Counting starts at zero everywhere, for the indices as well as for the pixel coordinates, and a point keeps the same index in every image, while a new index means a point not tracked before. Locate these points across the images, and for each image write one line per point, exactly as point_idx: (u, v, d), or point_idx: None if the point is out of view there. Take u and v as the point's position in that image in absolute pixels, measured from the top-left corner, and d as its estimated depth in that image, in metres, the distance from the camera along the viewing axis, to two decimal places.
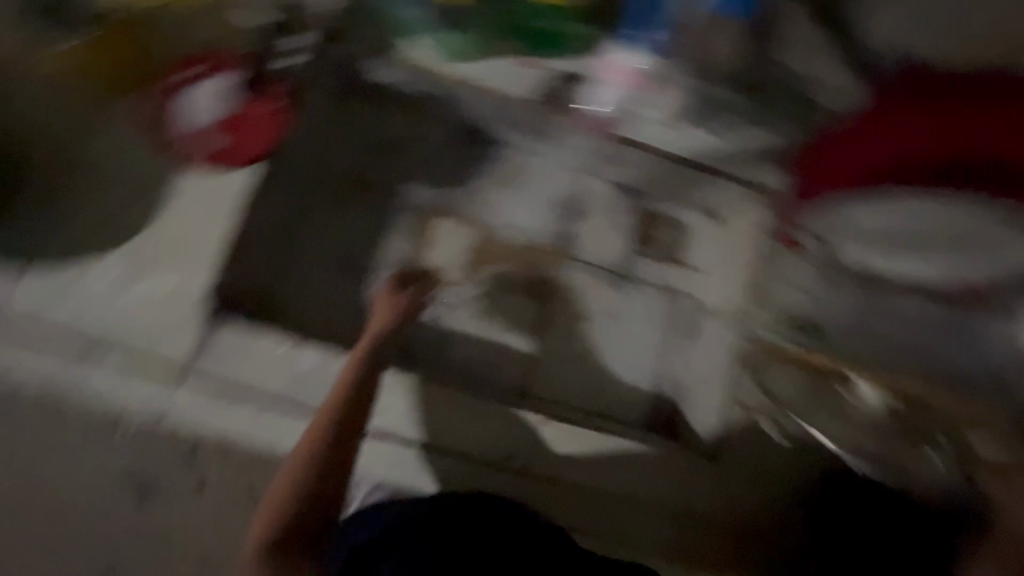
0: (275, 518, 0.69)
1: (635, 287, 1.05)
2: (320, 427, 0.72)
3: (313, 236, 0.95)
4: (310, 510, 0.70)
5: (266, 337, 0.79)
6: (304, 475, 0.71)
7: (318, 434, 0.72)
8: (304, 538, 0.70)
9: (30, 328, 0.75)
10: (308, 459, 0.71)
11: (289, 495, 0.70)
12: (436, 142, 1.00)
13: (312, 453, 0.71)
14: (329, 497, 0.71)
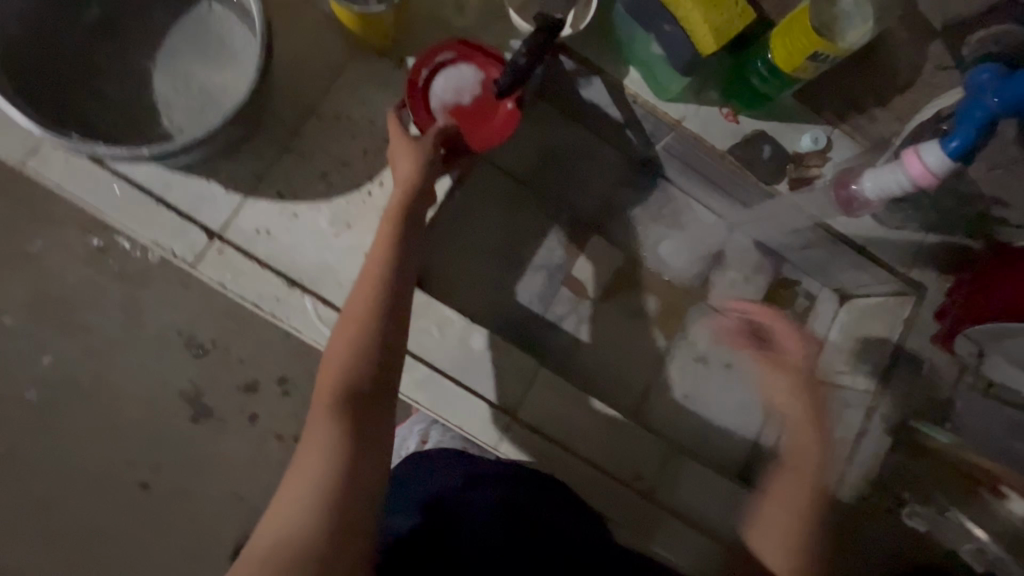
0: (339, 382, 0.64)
1: (750, 349, 1.09)
2: (373, 282, 0.67)
3: (479, 219, 1.02)
4: (386, 364, 0.65)
5: (445, 309, 0.82)
6: (367, 330, 0.65)
7: (376, 288, 0.67)
8: (366, 391, 0.63)
9: (252, 256, 0.77)
10: (366, 312, 0.66)
11: (358, 352, 0.64)
12: (606, 174, 1.06)
13: (369, 308, 0.66)
14: (393, 352, 0.66)
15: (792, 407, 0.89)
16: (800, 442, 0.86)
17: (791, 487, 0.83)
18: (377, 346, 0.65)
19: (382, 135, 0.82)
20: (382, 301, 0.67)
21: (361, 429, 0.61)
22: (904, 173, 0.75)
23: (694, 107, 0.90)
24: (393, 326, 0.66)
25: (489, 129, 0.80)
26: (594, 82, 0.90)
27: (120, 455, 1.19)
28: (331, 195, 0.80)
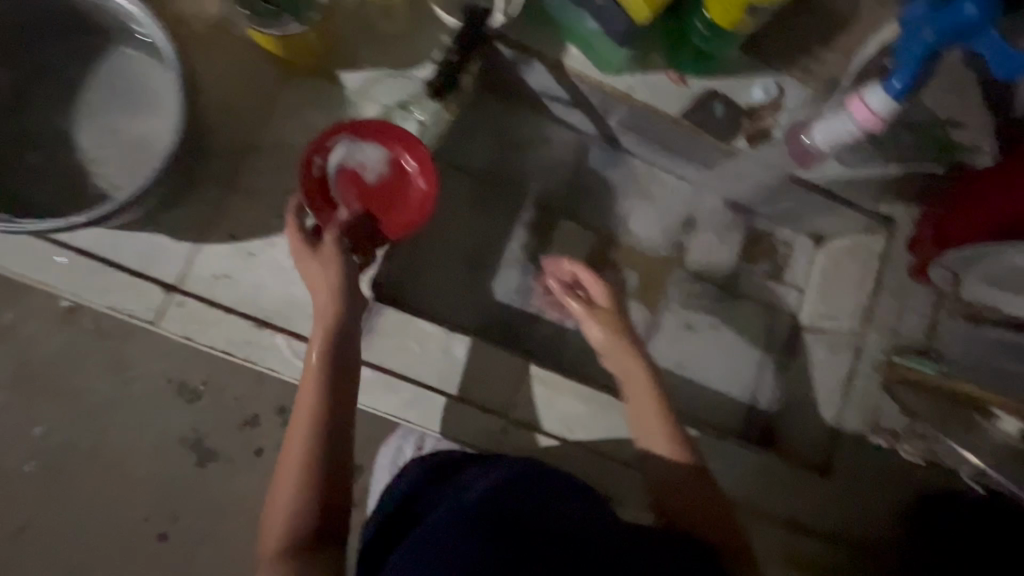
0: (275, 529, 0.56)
1: (733, 305, 1.09)
2: (308, 424, 0.60)
3: (440, 221, 1.00)
4: (332, 515, 0.58)
5: (424, 323, 0.81)
6: (308, 478, 0.58)
7: (309, 430, 0.59)
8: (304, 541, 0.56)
9: (215, 303, 0.74)
10: (302, 460, 0.58)
11: (300, 504, 0.57)
12: (563, 154, 1.05)
13: (304, 452, 0.59)
14: (338, 498, 0.59)
15: (633, 363, 0.76)
16: (635, 370, 0.76)
17: (636, 392, 0.75)
18: (322, 488, 0.58)
19: None
20: (317, 445, 0.59)
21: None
22: (839, 124, 0.78)
23: (640, 77, 0.89)
24: (334, 471, 0.59)
25: (397, 210, 0.77)
26: (535, 66, 0.89)
27: (119, 521, 1.05)
28: (286, 228, 0.78)
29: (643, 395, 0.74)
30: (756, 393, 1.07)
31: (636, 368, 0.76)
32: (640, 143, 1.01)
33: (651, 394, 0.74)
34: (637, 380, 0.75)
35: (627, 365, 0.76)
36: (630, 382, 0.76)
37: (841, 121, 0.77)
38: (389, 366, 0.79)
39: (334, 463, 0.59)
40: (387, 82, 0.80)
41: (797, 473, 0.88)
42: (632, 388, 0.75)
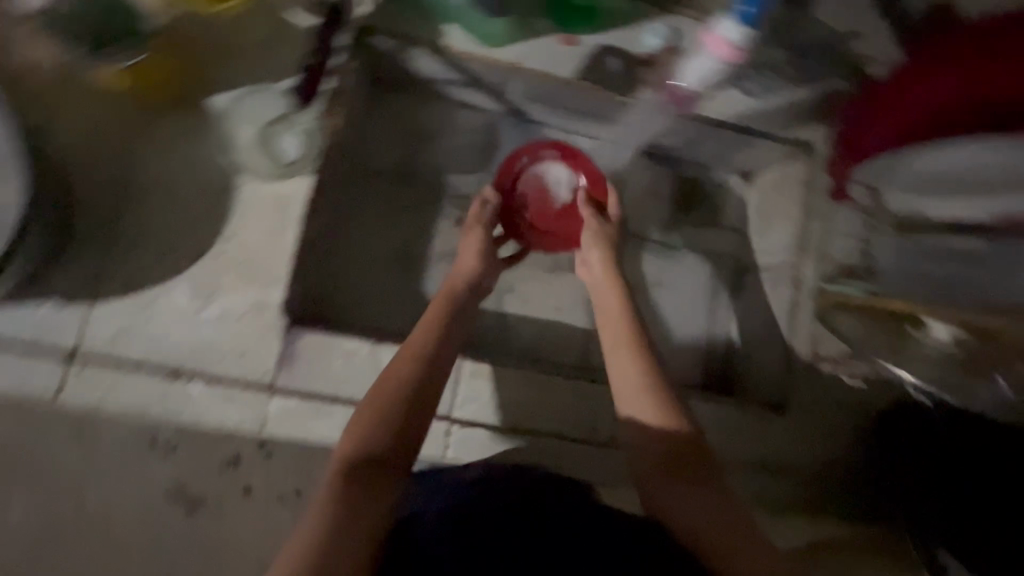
0: (357, 431, 0.57)
1: (674, 259, 1.07)
2: (410, 356, 0.63)
3: (356, 228, 0.93)
4: (402, 456, 0.57)
5: (348, 342, 0.77)
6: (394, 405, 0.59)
7: (409, 364, 0.62)
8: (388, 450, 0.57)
9: (119, 364, 0.71)
10: (396, 389, 0.60)
11: (378, 429, 0.57)
12: (472, 137, 1.01)
13: (398, 383, 0.60)
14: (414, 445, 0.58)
15: (611, 329, 0.71)
16: (612, 339, 0.70)
17: (618, 368, 0.67)
18: (411, 406, 0.59)
19: (211, 186, 0.76)
20: (422, 367, 0.62)
21: (371, 480, 0.54)
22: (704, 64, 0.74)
23: (530, 45, 0.87)
24: (418, 417, 0.59)
25: (555, 241, 0.88)
26: (417, 54, 0.85)
27: None
28: (181, 268, 0.74)
29: (622, 368, 0.66)
30: (712, 344, 1.04)
31: (617, 336, 0.69)
32: (546, 112, 0.98)
33: (633, 369, 0.66)
34: (612, 356, 0.68)
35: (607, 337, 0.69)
36: (611, 359, 0.68)
37: (702, 61, 0.74)
38: (321, 388, 0.75)
39: (422, 407, 0.60)
40: (259, 96, 0.76)
41: (753, 414, 0.88)
42: (612, 361, 0.68)
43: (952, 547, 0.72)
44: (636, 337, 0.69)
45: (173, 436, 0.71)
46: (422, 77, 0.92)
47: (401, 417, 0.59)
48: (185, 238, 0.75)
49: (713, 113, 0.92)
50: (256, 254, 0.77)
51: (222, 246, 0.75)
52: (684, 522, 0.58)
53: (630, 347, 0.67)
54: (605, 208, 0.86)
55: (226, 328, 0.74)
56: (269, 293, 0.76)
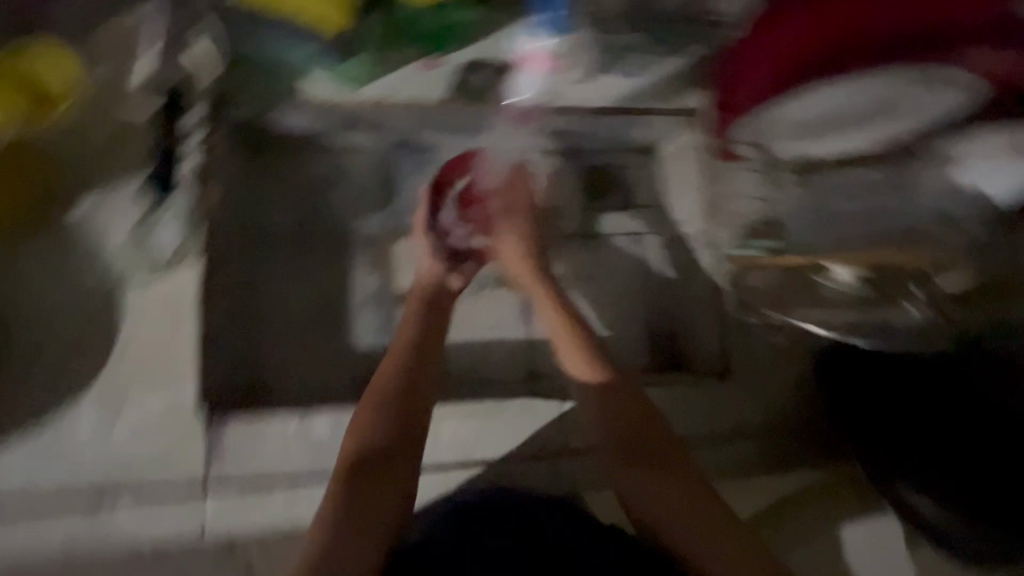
0: (360, 425, 0.73)
1: (600, 249, 1.05)
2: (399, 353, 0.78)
3: (266, 300, 0.90)
4: (403, 433, 0.73)
5: (276, 421, 0.75)
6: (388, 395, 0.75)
7: (398, 359, 0.77)
8: (385, 438, 0.72)
9: (39, 505, 0.69)
10: (389, 382, 0.75)
11: (376, 415, 0.73)
12: (367, 177, 0.98)
13: (390, 376, 0.76)
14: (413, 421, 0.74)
15: (555, 326, 0.83)
16: (556, 334, 0.84)
17: (577, 368, 0.80)
18: (400, 401, 0.75)
19: (93, 301, 0.73)
20: (407, 366, 0.77)
21: (377, 460, 0.71)
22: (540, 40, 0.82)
23: (391, 79, 0.84)
24: (412, 400, 0.75)
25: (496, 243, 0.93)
26: (279, 113, 0.83)
27: None
28: (79, 392, 0.71)
29: (582, 367, 0.79)
30: (654, 326, 1.03)
31: (568, 340, 0.81)
32: (433, 137, 0.95)
33: (598, 377, 0.79)
34: (566, 353, 0.81)
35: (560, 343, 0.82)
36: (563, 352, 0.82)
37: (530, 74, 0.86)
38: (255, 476, 0.73)
39: (411, 393, 0.75)
40: (120, 200, 0.75)
41: (700, 388, 0.88)
42: (565, 355, 0.82)
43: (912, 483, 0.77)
44: (575, 330, 0.82)
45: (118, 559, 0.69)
46: (296, 131, 0.89)
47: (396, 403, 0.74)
48: (78, 360, 0.72)
49: (595, 101, 0.90)
50: (156, 358, 0.74)
51: (118, 359, 0.73)
52: (651, 500, 0.74)
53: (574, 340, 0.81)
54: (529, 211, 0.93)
55: (141, 441, 0.72)
56: (178, 396, 0.73)
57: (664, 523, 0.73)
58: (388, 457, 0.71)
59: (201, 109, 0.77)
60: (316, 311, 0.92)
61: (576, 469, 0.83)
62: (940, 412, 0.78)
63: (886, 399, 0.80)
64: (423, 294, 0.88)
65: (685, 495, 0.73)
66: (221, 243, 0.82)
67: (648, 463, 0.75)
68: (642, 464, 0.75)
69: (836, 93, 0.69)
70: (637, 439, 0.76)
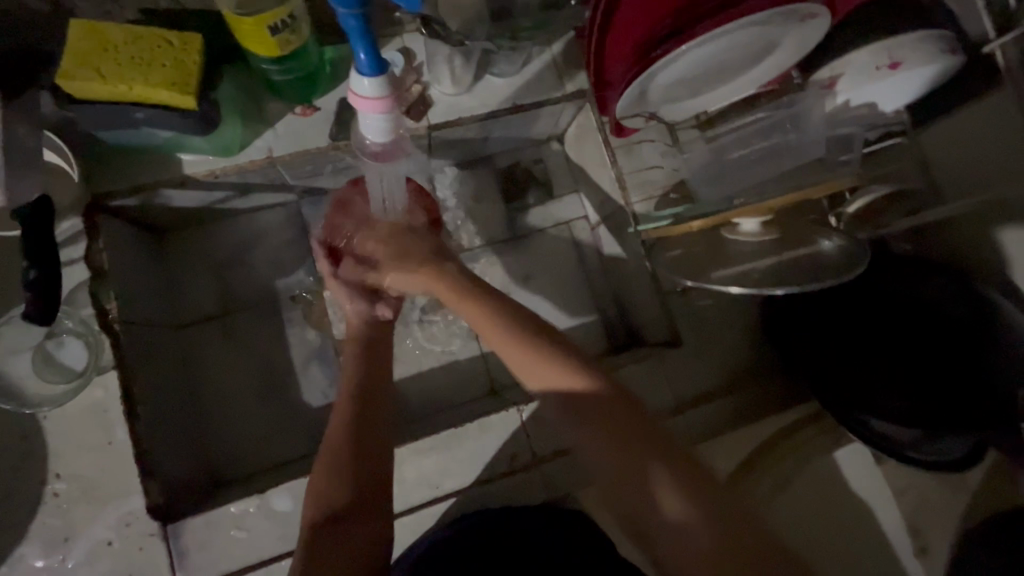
0: (316, 493, 0.61)
1: (532, 246, 1.04)
2: (345, 397, 0.66)
3: (206, 382, 0.89)
4: (366, 483, 0.61)
5: (232, 506, 0.73)
6: (342, 445, 0.62)
7: (345, 406, 0.65)
8: (346, 503, 0.60)
9: None
10: (340, 431, 0.63)
11: (331, 475, 0.61)
12: (280, 233, 0.96)
13: (341, 425, 0.64)
14: (379, 469, 0.62)
15: (499, 333, 0.65)
16: (501, 341, 0.66)
17: (546, 377, 0.63)
18: (358, 454, 0.62)
19: (16, 435, 0.71)
20: (356, 411, 0.65)
21: (331, 535, 0.58)
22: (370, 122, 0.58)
23: (270, 133, 0.83)
24: (371, 448, 0.63)
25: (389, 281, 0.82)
26: (165, 193, 0.80)
27: None
28: (24, 530, 0.69)
29: (543, 371, 0.63)
30: (602, 307, 1.02)
31: (514, 341, 0.64)
32: (334, 178, 0.93)
33: (564, 377, 0.62)
34: (521, 359, 0.64)
35: (506, 348, 0.65)
36: (512, 358, 0.65)
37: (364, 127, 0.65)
38: (225, 567, 0.71)
39: (369, 438, 0.63)
40: (13, 328, 0.73)
41: (654, 359, 0.88)
42: (519, 363, 0.64)
43: (880, 414, 0.76)
44: (540, 336, 0.65)
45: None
46: (189, 207, 0.87)
47: (352, 456, 0.62)
48: (17, 495, 0.70)
49: (481, 106, 0.89)
50: (96, 474, 0.71)
51: (57, 485, 0.70)
52: (641, 516, 0.59)
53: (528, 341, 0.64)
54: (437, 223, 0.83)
55: (101, 559, 0.69)
56: (127, 506, 0.71)
57: (664, 541, 0.58)
58: (349, 530, 0.59)
59: (75, 221, 0.75)
60: (259, 379, 0.90)
61: (550, 473, 0.82)
62: (876, 326, 0.80)
63: (822, 328, 0.81)
64: (357, 335, 0.75)
65: (690, 506, 0.57)
66: (142, 338, 0.80)
67: (632, 473, 0.58)
68: (620, 469, 0.59)
69: (698, 51, 0.71)
70: (620, 446, 0.59)
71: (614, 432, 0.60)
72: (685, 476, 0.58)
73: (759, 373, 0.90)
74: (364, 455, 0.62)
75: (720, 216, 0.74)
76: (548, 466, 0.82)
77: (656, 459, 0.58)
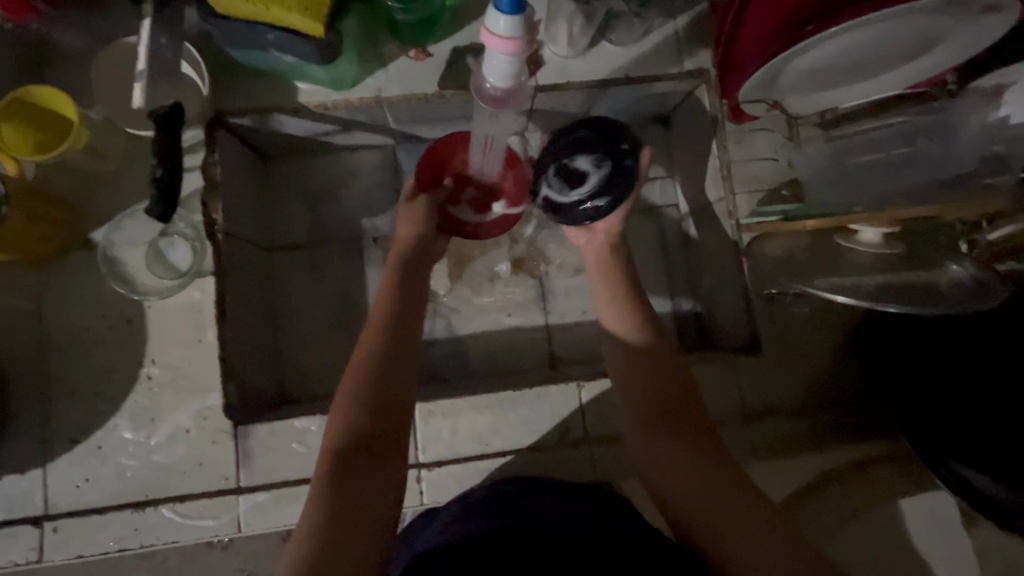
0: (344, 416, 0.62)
1: None
2: (375, 329, 0.70)
3: (285, 305, 0.93)
4: (385, 422, 0.63)
5: (298, 421, 0.77)
6: (367, 379, 0.65)
7: (375, 346, 0.68)
8: (377, 426, 0.62)
9: (88, 510, 0.73)
10: (367, 368, 0.66)
11: (355, 398, 0.63)
12: (372, 175, 0.98)
13: (367, 364, 0.66)
14: (398, 417, 0.64)
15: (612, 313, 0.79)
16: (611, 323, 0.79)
17: (627, 370, 0.73)
18: (381, 377, 0.65)
19: (121, 318, 0.77)
20: (385, 337, 0.69)
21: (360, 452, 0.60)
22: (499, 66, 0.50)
23: (382, 73, 0.84)
24: (391, 372, 0.66)
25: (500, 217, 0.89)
26: (279, 119, 0.84)
27: None
28: (118, 405, 0.76)
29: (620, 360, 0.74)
30: (676, 300, 0.99)
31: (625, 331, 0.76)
32: (433, 128, 0.94)
33: (642, 371, 0.72)
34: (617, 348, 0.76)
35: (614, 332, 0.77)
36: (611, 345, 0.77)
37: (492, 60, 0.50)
38: (281, 478, 0.76)
39: (392, 383, 0.66)
40: (135, 221, 0.78)
41: (724, 363, 0.83)
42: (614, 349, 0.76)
43: (963, 457, 0.68)
44: (633, 312, 0.77)
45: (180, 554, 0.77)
46: (295, 137, 0.90)
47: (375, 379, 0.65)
48: (115, 374, 0.76)
49: (593, 74, 0.86)
50: (186, 368, 0.77)
51: (149, 371, 0.77)
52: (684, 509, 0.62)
53: (628, 323, 0.77)
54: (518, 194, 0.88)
55: (178, 444, 0.76)
56: (209, 403, 0.77)
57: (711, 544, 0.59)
58: (375, 448, 0.61)
59: (197, 132, 0.80)
60: (335, 310, 0.94)
61: (597, 453, 0.82)
62: (978, 380, 0.70)
63: (911, 365, 0.73)
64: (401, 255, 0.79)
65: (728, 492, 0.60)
66: (240, 251, 0.85)
67: (684, 465, 0.63)
68: (679, 462, 0.64)
69: (853, 35, 0.63)
70: (670, 437, 0.66)
71: (676, 425, 0.66)
72: (723, 478, 0.61)
73: (832, 400, 0.84)
74: (388, 399, 0.64)
75: (839, 220, 0.68)
76: (596, 446, 0.82)
77: (705, 458, 0.63)
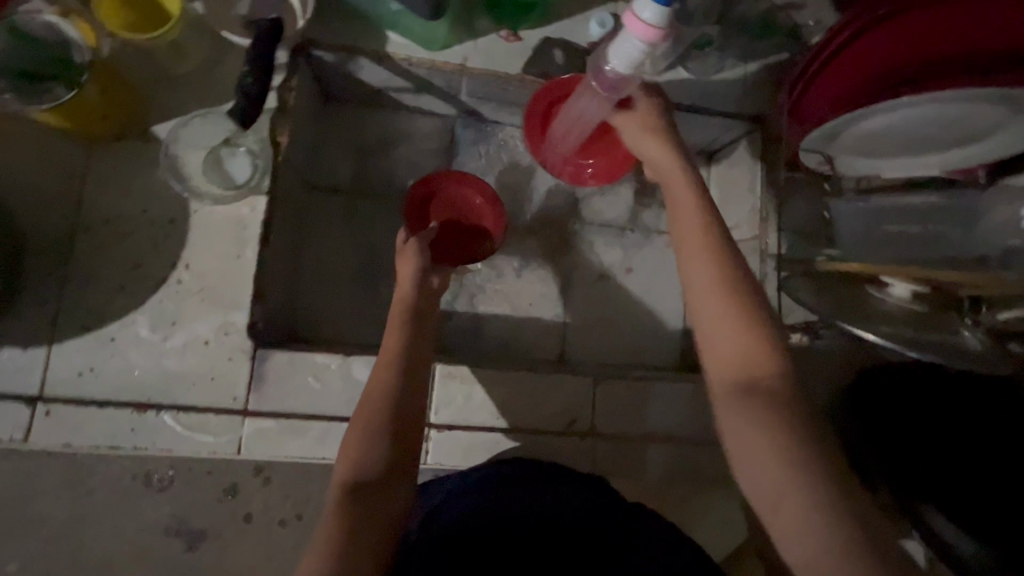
0: (355, 444, 0.59)
1: (646, 243, 1.03)
2: (393, 343, 0.66)
3: (314, 246, 0.91)
4: (400, 449, 0.61)
5: (317, 357, 0.75)
6: (383, 401, 0.62)
7: (389, 380, 0.63)
8: (397, 452, 0.60)
9: (85, 401, 0.70)
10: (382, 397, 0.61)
11: (368, 426, 0.60)
12: (427, 139, 0.98)
13: (379, 397, 0.62)
14: (410, 446, 0.62)
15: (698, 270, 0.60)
16: (697, 278, 0.60)
17: (719, 343, 0.57)
18: (397, 399, 0.62)
19: (164, 217, 0.75)
20: (401, 354, 0.65)
21: (371, 481, 0.58)
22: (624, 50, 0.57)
23: (471, 45, 0.87)
24: (410, 390, 0.63)
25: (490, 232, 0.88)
26: (361, 62, 0.84)
27: None
28: (140, 301, 0.74)
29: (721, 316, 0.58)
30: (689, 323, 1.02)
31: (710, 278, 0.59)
32: (497, 109, 0.96)
33: (753, 361, 0.56)
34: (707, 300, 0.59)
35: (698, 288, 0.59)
36: (703, 315, 0.59)
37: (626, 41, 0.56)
38: (288, 410, 0.74)
39: (406, 408, 0.63)
40: (204, 123, 0.77)
41: None
42: (707, 316, 0.59)
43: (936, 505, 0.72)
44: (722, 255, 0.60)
45: (166, 470, 0.75)
46: (364, 85, 0.90)
47: (391, 401, 0.62)
48: (142, 268, 0.74)
49: (664, 94, 0.91)
50: (220, 280, 0.76)
51: (178, 275, 0.75)
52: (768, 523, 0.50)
53: (734, 298, 0.57)
54: (480, 199, 0.88)
55: (192, 354, 0.74)
56: (233, 321, 0.75)
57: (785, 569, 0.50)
58: (389, 477, 0.59)
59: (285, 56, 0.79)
60: (363, 263, 0.92)
61: (596, 450, 0.84)
62: (985, 452, 0.74)
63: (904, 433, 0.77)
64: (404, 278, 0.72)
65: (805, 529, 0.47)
66: (292, 178, 0.83)
67: (785, 473, 0.49)
68: (768, 462, 0.50)
69: (923, 108, 0.68)
70: (773, 442, 0.50)
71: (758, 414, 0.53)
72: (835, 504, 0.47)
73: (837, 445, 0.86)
74: (401, 427, 0.62)
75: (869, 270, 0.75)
76: (597, 442, 0.84)
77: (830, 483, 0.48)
